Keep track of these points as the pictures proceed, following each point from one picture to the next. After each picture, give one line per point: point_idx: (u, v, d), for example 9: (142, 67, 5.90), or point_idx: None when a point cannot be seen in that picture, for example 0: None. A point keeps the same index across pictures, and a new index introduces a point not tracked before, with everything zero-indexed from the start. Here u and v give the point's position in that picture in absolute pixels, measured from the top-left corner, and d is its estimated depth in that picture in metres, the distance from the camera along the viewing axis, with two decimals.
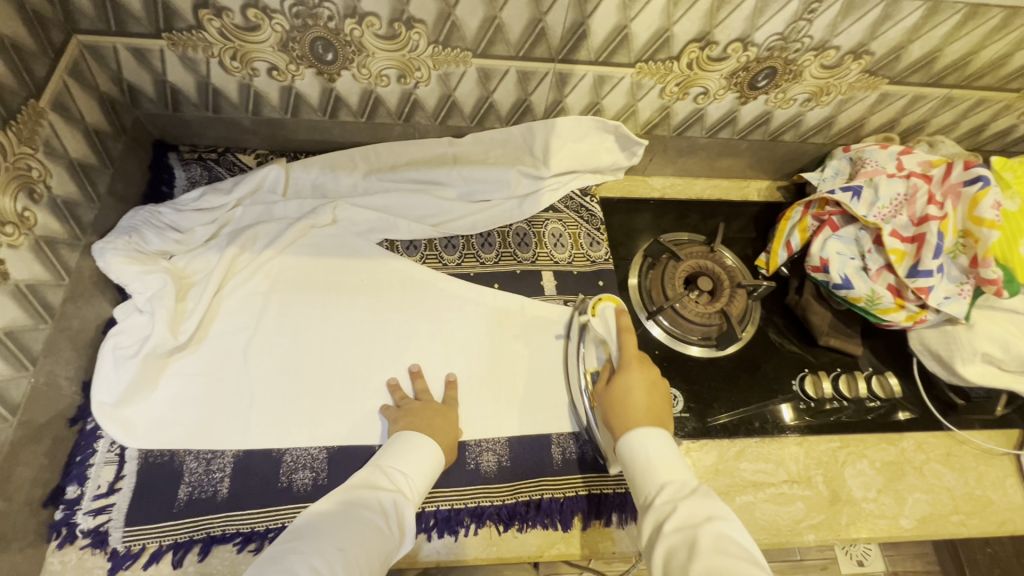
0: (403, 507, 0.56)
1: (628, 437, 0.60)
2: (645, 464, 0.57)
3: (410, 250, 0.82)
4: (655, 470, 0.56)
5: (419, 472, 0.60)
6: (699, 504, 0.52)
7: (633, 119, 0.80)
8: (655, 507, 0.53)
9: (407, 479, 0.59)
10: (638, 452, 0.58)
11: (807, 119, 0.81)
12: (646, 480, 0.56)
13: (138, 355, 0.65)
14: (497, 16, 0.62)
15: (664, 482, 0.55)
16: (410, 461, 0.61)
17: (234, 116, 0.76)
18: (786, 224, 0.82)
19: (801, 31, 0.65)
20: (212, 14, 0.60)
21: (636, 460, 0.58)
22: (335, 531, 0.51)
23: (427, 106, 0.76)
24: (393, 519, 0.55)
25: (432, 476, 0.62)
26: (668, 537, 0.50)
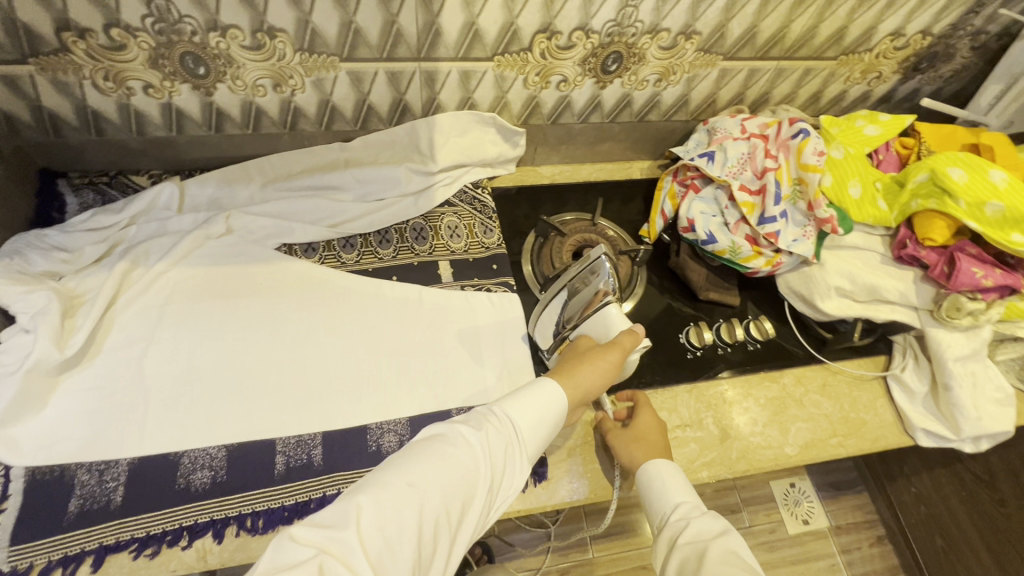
0: (504, 448, 0.55)
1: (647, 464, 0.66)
2: (662, 487, 0.64)
3: (309, 252, 0.84)
4: (672, 493, 0.63)
5: (529, 418, 0.58)
6: (709, 522, 0.59)
7: (507, 111, 0.87)
8: (671, 523, 0.61)
9: (510, 422, 0.57)
10: (655, 477, 0.65)
11: (664, 98, 0.90)
12: (663, 501, 0.63)
13: (20, 372, 0.65)
14: (352, 20, 0.68)
15: (679, 502, 0.63)
16: (524, 407, 0.59)
17: (120, 137, 0.79)
18: (660, 194, 0.90)
19: (631, 16, 0.74)
20: (76, 35, 0.64)
21: (650, 485, 0.65)
22: (430, 464, 0.51)
23: (309, 113, 0.81)
24: (489, 459, 0.53)
25: (549, 424, 0.60)
26: (681, 548, 0.57)
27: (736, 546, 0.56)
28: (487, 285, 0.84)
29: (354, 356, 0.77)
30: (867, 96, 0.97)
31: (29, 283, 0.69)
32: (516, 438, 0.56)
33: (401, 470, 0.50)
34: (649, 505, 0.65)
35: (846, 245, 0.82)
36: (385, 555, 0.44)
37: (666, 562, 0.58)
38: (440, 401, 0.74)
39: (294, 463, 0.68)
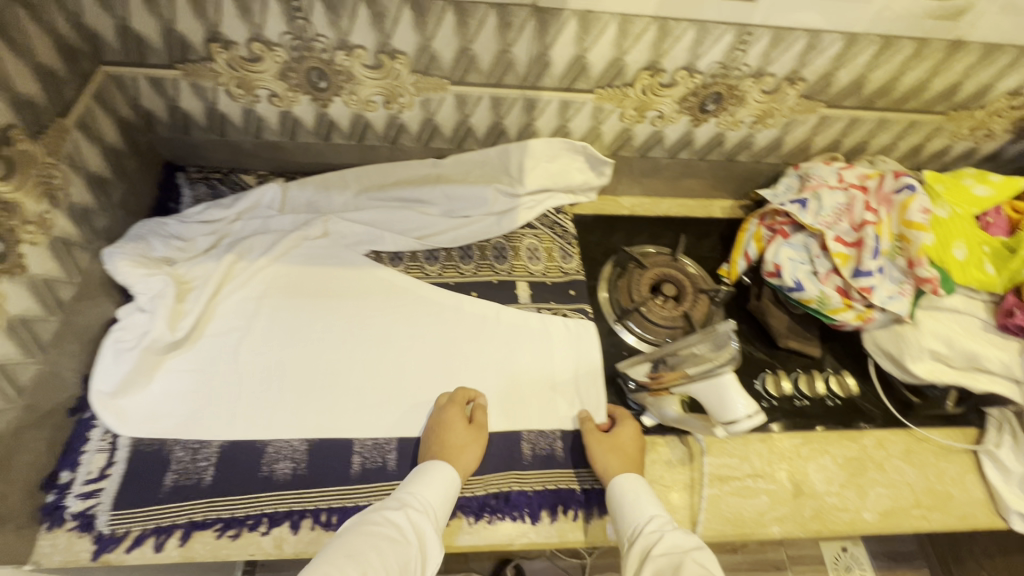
0: (422, 525, 0.59)
1: (620, 478, 0.68)
2: (634, 501, 0.65)
3: (395, 261, 0.88)
4: (644, 505, 0.65)
5: (435, 494, 0.62)
6: (681, 536, 0.60)
7: (599, 141, 0.89)
8: (645, 534, 0.61)
9: (425, 500, 0.62)
10: (630, 490, 0.66)
11: (757, 140, 0.89)
12: (636, 512, 0.64)
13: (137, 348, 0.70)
14: (469, 48, 0.71)
15: (653, 515, 0.63)
16: (425, 485, 0.63)
17: (238, 139, 0.85)
18: (744, 236, 0.89)
19: (738, 59, 0.74)
20: (221, 47, 0.69)
21: (623, 498, 0.66)
22: (360, 540, 0.55)
23: (412, 130, 0.84)
24: (412, 533, 0.58)
25: (450, 498, 0.64)
26: (656, 559, 0.58)
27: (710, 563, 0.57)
28: (563, 310, 0.85)
29: (433, 366, 0.79)
30: (972, 153, 0.93)
31: (150, 268, 0.74)
32: (426, 512, 0.60)
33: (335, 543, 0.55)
34: (620, 518, 0.65)
35: (944, 307, 0.79)
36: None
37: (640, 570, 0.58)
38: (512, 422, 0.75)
39: (370, 465, 0.70)
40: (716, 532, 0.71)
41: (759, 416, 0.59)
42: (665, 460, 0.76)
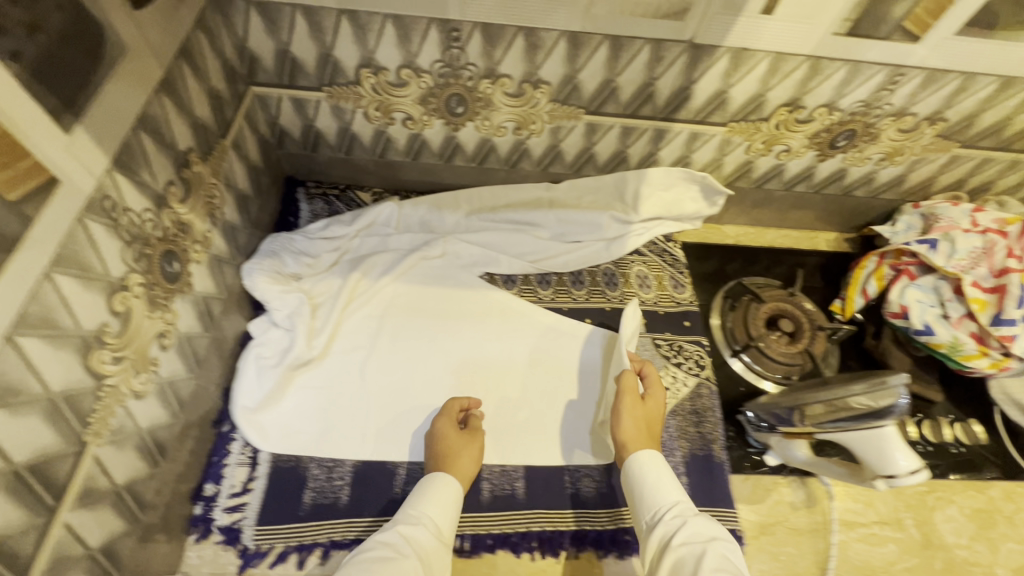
0: (424, 539, 0.57)
1: (643, 451, 0.65)
2: (656, 482, 0.62)
3: (509, 283, 0.88)
4: (665, 488, 0.62)
5: (433, 504, 0.61)
6: (703, 524, 0.57)
7: (717, 172, 0.88)
8: (664, 521, 0.58)
9: (418, 513, 0.59)
10: (654, 470, 0.63)
11: (879, 177, 0.88)
12: (656, 496, 0.61)
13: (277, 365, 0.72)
14: (614, 80, 0.71)
15: (674, 501, 0.60)
16: (426, 497, 0.61)
17: (362, 158, 0.86)
18: (861, 273, 0.87)
19: (883, 99, 0.73)
20: (372, 72, 0.70)
21: (640, 480, 0.63)
22: (354, 567, 0.53)
23: (534, 155, 0.85)
24: (410, 548, 0.55)
25: (455, 507, 0.62)
26: (676, 550, 0.55)
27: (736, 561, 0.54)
28: (679, 342, 0.84)
29: (553, 393, 0.79)
30: None
31: (285, 284, 0.76)
32: (422, 525, 0.58)
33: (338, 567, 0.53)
34: (637, 500, 0.62)
35: None
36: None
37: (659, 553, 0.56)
38: None
39: (499, 492, 0.70)
40: None
41: (922, 470, 0.57)
42: (788, 502, 0.75)
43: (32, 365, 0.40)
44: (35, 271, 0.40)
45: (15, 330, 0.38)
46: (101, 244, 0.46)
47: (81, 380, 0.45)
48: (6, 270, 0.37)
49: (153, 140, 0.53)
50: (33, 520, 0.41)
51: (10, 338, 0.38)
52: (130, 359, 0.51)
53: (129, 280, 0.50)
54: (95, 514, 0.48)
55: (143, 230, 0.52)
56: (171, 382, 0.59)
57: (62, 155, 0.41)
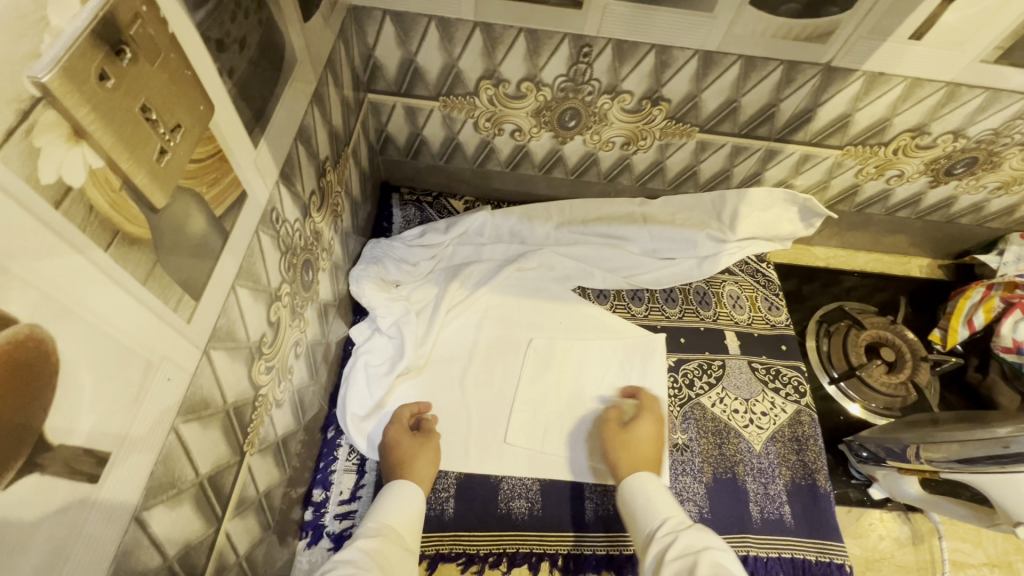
0: (383, 550, 0.53)
1: (639, 475, 0.64)
2: (645, 500, 0.60)
3: (601, 298, 0.87)
4: (656, 508, 0.59)
5: (398, 513, 0.59)
6: (696, 535, 0.53)
7: (820, 194, 0.86)
8: (658, 538, 0.55)
9: (385, 527, 0.56)
10: (641, 488, 0.62)
11: (990, 206, 0.85)
12: (649, 515, 0.58)
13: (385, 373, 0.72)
14: (738, 100, 0.70)
15: (666, 518, 0.57)
16: (386, 507, 0.59)
17: (460, 167, 0.86)
18: (966, 302, 0.85)
19: (1015, 128, 0.71)
20: (492, 84, 0.70)
21: (639, 499, 0.61)
22: None
23: (636, 170, 0.84)
24: (378, 560, 0.51)
25: (417, 515, 0.60)
26: (670, 563, 0.51)
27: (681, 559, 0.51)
28: (777, 365, 0.82)
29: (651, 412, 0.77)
30: None
31: (390, 293, 0.76)
32: (393, 539, 0.55)
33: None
34: (636, 519, 0.60)
35: None
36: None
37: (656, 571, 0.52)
38: (738, 481, 0.73)
39: (604, 512, 0.69)
40: None
41: None
42: (893, 538, 0.73)
43: (219, 378, 0.40)
44: (227, 284, 0.40)
45: (211, 343, 0.38)
46: (267, 255, 0.47)
47: (246, 391, 0.45)
48: (210, 285, 0.37)
49: (305, 150, 0.53)
50: (207, 530, 0.42)
51: (207, 351, 0.38)
52: (276, 368, 0.52)
53: (281, 290, 0.51)
54: (243, 522, 0.49)
55: (292, 239, 0.52)
56: (298, 389, 0.59)
57: (251, 168, 0.41)
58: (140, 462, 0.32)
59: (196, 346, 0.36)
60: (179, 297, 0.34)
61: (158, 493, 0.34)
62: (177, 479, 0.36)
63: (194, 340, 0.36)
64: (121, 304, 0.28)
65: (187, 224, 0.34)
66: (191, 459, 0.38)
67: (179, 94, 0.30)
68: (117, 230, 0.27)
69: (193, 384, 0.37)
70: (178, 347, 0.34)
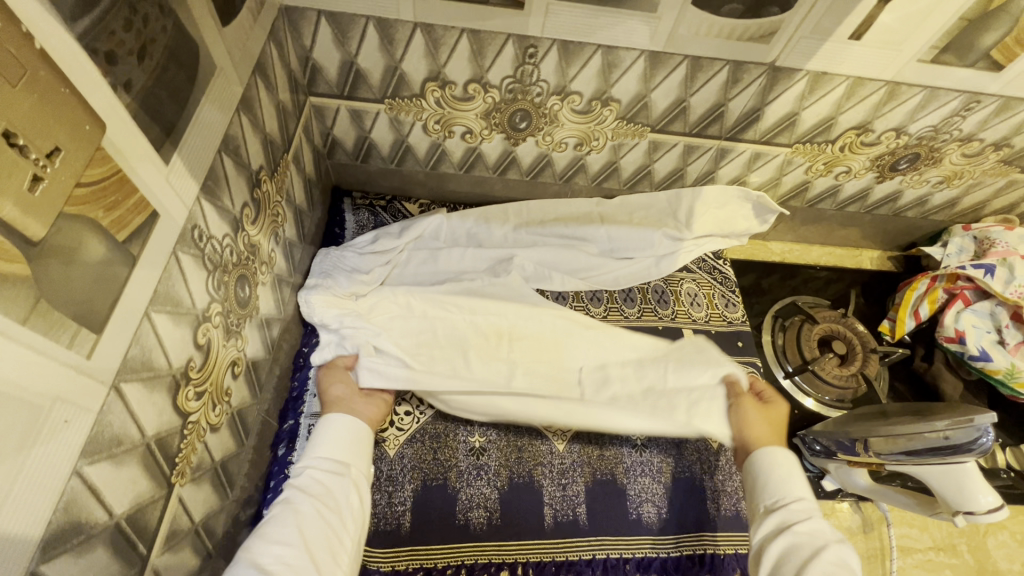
0: (320, 485, 0.56)
1: (779, 446, 0.64)
2: (783, 473, 0.61)
3: (559, 300, 0.85)
4: (792, 485, 0.59)
5: (334, 445, 0.60)
6: (827, 528, 0.55)
7: (773, 190, 0.87)
8: (789, 508, 0.57)
9: (325, 459, 0.58)
10: (779, 459, 0.62)
11: (933, 199, 0.87)
12: (785, 485, 0.59)
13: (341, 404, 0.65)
14: (687, 100, 0.69)
15: (801, 496, 0.58)
16: (322, 439, 0.60)
17: (413, 169, 0.83)
18: (912, 294, 0.87)
19: (954, 124, 0.72)
20: (438, 86, 0.68)
21: (769, 472, 0.61)
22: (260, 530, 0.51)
23: (591, 170, 0.83)
24: (315, 494, 0.54)
25: (358, 438, 0.61)
26: (796, 535, 0.54)
27: (802, 539, 0.53)
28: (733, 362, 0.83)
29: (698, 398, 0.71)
30: None
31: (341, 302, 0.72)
32: (333, 469, 0.57)
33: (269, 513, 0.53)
34: (758, 485, 0.61)
35: None
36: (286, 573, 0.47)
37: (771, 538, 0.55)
38: (696, 480, 0.74)
39: (562, 518, 0.69)
40: None
41: (1003, 509, 0.57)
42: (844, 527, 0.75)
43: (134, 411, 0.38)
44: (139, 311, 0.37)
45: (120, 377, 0.36)
46: (191, 276, 0.44)
47: (171, 420, 0.43)
48: (116, 316, 0.35)
49: (233, 161, 0.50)
50: (129, 571, 0.39)
51: (117, 385, 0.36)
52: (209, 392, 0.49)
53: (210, 310, 0.48)
54: (177, 555, 0.46)
55: (222, 256, 0.49)
56: (240, 410, 0.57)
57: (163, 187, 0.39)
58: (32, 513, 0.29)
59: (102, 382, 0.34)
60: (75, 333, 0.31)
61: (60, 543, 0.32)
62: (85, 523, 0.34)
63: (98, 377, 0.34)
64: None
65: (81, 254, 0.31)
66: (103, 500, 0.35)
67: (54, 116, 0.28)
68: None
69: (101, 423, 0.34)
70: (78, 385, 0.32)
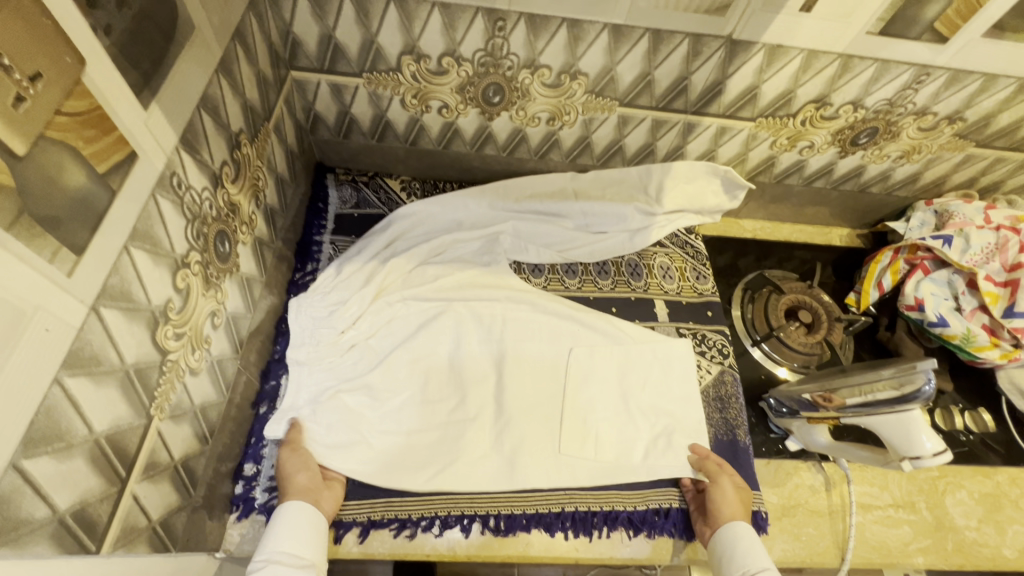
0: None
1: (743, 523, 0.64)
2: (747, 545, 0.62)
3: (535, 273, 0.89)
4: (755, 555, 0.60)
5: (296, 539, 0.57)
6: None
7: (741, 166, 0.90)
8: None
9: (284, 551, 0.55)
10: (741, 535, 0.62)
11: (895, 174, 0.91)
12: (748, 556, 0.60)
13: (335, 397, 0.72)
14: (651, 73, 0.73)
15: (764, 565, 0.59)
16: (279, 531, 0.57)
17: (393, 145, 0.87)
18: (876, 267, 0.90)
19: (907, 97, 0.76)
20: (414, 60, 0.71)
21: (734, 543, 0.62)
22: None
23: (564, 146, 0.86)
24: None
25: (321, 533, 0.60)
26: None
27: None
28: (702, 331, 0.86)
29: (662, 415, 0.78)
30: None
31: (328, 312, 0.76)
32: (293, 564, 0.55)
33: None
34: (727, 559, 0.62)
35: None
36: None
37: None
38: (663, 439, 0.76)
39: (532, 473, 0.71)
40: (864, 559, 0.73)
41: (946, 453, 0.61)
42: (808, 486, 0.78)
43: (113, 337, 0.41)
44: (118, 243, 0.40)
45: (100, 301, 0.39)
46: (169, 220, 0.47)
47: (150, 355, 0.46)
48: (96, 241, 0.38)
49: (212, 120, 0.53)
50: (108, 489, 0.42)
51: (96, 309, 0.38)
52: (189, 336, 0.52)
53: (189, 258, 0.51)
54: (155, 487, 0.49)
55: (201, 208, 0.52)
56: (219, 361, 0.60)
57: (143, 131, 0.42)
58: (15, 410, 0.32)
59: (83, 302, 0.37)
60: (55, 249, 0.34)
61: (41, 444, 0.35)
62: (65, 432, 0.37)
63: (78, 295, 0.36)
64: None
65: (60, 178, 0.34)
66: (83, 414, 0.38)
67: (36, 41, 0.31)
68: None
69: (81, 340, 0.37)
70: (57, 299, 0.35)
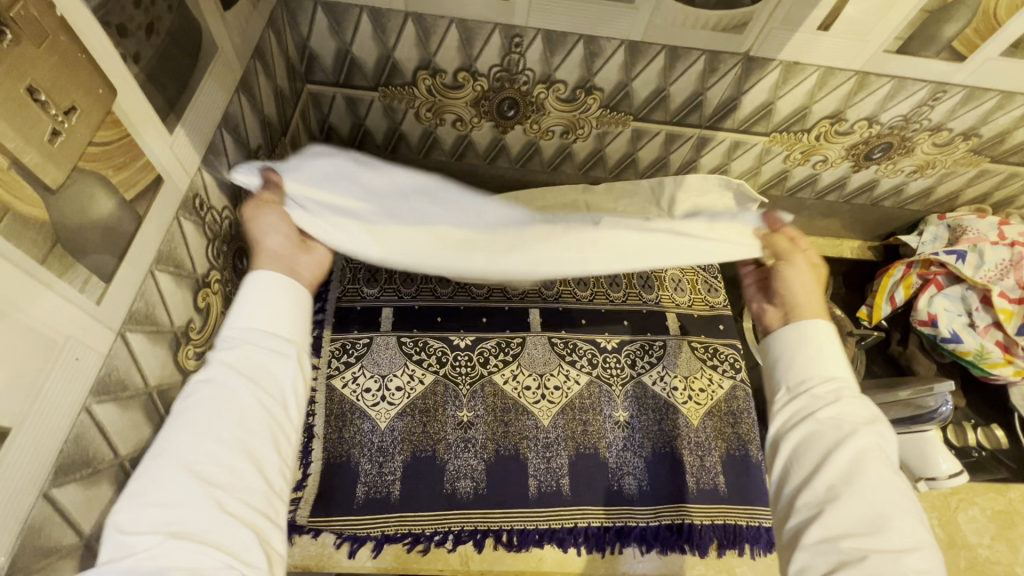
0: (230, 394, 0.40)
1: (815, 320, 0.51)
2: (804, 351, 0.50)
3: (546, 286, 0.87)
4: (823, 365, 0.49)
5: (267, 310, 0.44)
6: (855, 407, 0.46)
7: (753, 179, 0.90)
8: (811, 393, 0.48)
9: (241, 349, 0.42)
10: (799, 339, 0.51)
11: (909, 188, 0.90)
12: (807, 365, 0.49)
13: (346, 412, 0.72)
14: (666, 88, 0.72)
15: (829, 376, 0.48)
16: (249, 305, 0.44)
17: (406, 157, 0.87)
18: (888, 280, 0.90)
19: (923, 114, 0.75)
20: (429, 74, 0.71)
21: (794, 349, 0.51)
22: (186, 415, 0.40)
23: (578, 159, 0.86)
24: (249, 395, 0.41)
25: (301, 311, 0.45)
26: (813, 419, 0.46)
27: (851, 526, 0.41)
28: (714, 344, 0.86)
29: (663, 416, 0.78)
30: None
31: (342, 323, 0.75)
32: (264, 339, 0.43)
33: (158, 441, 0.37)
34: (777, 368, 0.52)
35: None
36: (235, 485, 0.37)
37: (804, 536, 0.42)
38: (676, 454, 0.76)
39: (546, 488, 0.71)
40: None
41: (962, 474, 0.60)
42: None
43: (138, 360, 0.41)
44: (144, 268, 0.40)
45: (127, 326, 0.39)
46: (191, 241, 0.47)
47: (172, 376, 0.46)
48: (124, 267, 0.38)
49: (232, 138, 0.53)
50: None
51: (123, 334, 0.39)
52: None
53: (210, 277, 0.51)
54: None
55: (221, 227, 0.53)
56: None
57: (168, 156, 0.42)
58: (45, 440, 0.32)
59: (111, 329, 0.37)
60: (86, 278, 0.34)
61: (70, 471, 0.35)
62: (93, 458, 0.37)
63: (107, 323, 0.37)
64: (18, 287, 0.29)
65: (91, 208, 0.34)
66: (109, 439, 0.39)
67: (70, 75, 0.31)
68: (8, 208, 0.28)
69: (108, 366, 0.37)
70: (87, 329, 0.35)
